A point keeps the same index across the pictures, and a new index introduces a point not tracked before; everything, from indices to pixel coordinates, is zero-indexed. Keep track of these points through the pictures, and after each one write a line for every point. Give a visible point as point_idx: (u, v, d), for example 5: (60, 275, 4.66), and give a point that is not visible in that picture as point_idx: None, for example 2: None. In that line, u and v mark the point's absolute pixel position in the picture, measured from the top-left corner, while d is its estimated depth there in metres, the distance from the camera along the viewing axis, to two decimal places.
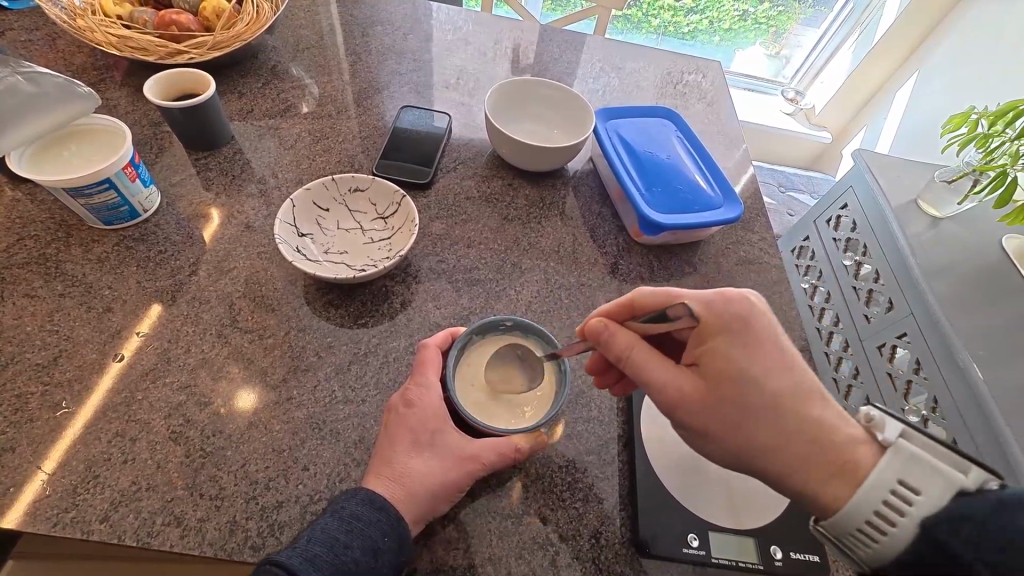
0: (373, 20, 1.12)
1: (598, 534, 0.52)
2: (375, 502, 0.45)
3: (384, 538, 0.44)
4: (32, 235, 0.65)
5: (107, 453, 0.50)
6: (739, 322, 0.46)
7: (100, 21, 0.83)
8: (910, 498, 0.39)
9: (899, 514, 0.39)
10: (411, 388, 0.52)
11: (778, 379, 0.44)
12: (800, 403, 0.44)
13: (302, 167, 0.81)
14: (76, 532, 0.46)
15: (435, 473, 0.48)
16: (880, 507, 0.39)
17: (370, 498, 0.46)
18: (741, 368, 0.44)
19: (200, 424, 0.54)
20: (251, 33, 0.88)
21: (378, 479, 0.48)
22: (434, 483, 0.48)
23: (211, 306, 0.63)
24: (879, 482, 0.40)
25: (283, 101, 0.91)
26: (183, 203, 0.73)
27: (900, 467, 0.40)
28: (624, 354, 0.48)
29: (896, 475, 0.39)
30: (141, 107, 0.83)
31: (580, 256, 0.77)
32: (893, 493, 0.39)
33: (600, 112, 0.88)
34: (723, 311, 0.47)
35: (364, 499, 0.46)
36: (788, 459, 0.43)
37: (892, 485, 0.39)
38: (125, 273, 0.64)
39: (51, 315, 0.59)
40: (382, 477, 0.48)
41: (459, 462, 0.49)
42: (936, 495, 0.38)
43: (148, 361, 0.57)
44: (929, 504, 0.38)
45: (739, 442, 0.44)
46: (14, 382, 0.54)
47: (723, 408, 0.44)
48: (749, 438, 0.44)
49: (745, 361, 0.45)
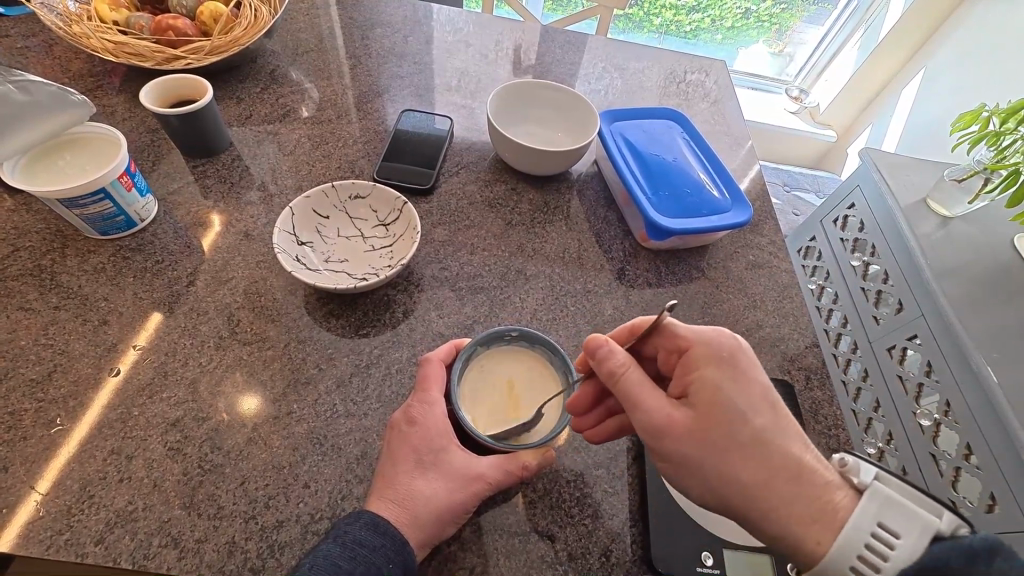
0: (373, 23, 1.10)
1: (608, 551, 0.50)
2: (379, 526, 0.44)
3: (387, 563, 0.43)
4: (27, 246, 0.64)
5: (102, 472, 0.49)
6: (724, 351, 0.46)
7: (96, 28, 0.82)
8: (890, 543, 0.38)
9: (881, 560, 0.38)
10: (413, 404, 0.51)
11: (757, 414, 0.43)
12: (778, 444, 0.42)
13: (302, 173, 0.80)
14: (70, 555, 0.45)
15: (440, 494, 0.47)
16: (863, 551, 0.39)
17: (374, 521, 0.44)
18: (723, 397, 0.43)
19: (198, 441, 0.52)
20: (249, 38, 0.87)
21: (381, 501, 0.46)
22: (438, 504, 0.46)
23: (209, 317, 0.61)
24: (859, 528, 0.39)
25: (282, 106, 0.90)
26: (181, 211, 0.72)
27: (878, 509, 0.39)
28: (620, 374, 0.45)
29: (875, 519, 0.39)
30: (138, 113, 0.82)
31: (586, 262, 0.76)
32: (874, 536, 0.38)
33: (604, 114, 0.87)
34: (709, 342, 0.46)
35: (367, 522, 0.44)
36: (754, 493, 0.41)
37: (873, 529, 0.39)
38: (121, 284, 0.63)
39: (46, 328, 0.58)
40: (385, 499, 0.46)
41: (465, 482, 0.47)
42: (913, 543, 0.38)
43: (145, 375, 0.56)
44: (907, 550, 0.37)
45: (721, 482, 0.42)
46: (9, 398, 0.52)
47: (702, 437, 0.42)
48: (720, 468, 0.42)
49: (732, 392, 0.43)
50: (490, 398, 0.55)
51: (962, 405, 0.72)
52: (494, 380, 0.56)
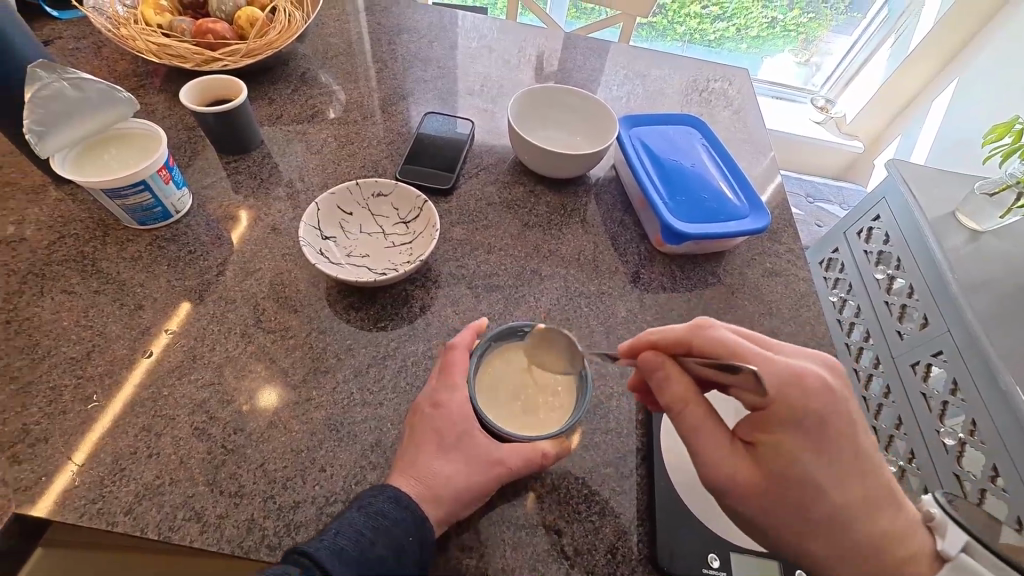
0: (400, 29, 1.14)
1: (614, 549, 0.51)
2: (401, 501, 0.45)
3: (407, 537, 0.44)
4: (72, 234, 0.68)
5: (134, 447, 0.52)
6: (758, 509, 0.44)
7: (141, 31, 0.87)
8: None
9: None
10: (438, 388, 0.53)
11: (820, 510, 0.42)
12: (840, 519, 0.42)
13: (327, 171, 0.83)
14: (102, 523, 0.47)
15: (463, 475, 0.48)
16: None
17: (396, 496, 0.46)
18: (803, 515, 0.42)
19: (223, 422, 0.55)
20: (282, 41, 0.90)
21: (403, 479, 0.48)
22: (459, 485, 0.48)
23: (236, 305, 0.64)
24: None
25: (311, 107, 0.93)
26: (214, 205, 0.75)
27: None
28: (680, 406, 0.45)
29: None
30: (176, 111, 0.86)
31: (600, 265, 0.77)
32: None
33: (624, 120, 0.88)
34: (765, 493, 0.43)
35: (391, 497, 0.46)
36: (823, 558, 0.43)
37: None
38: (156, 271, 0.66)
39: (87, 310, 0.61)
40: (407, 477, 0.48)
41: (488, 467, 0.48)
42: None
43: (176, 357, 0.59)
44: None
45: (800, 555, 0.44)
46: (51, 374, 0.56)
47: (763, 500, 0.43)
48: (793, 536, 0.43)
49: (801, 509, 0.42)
50: (509, 392, 0.56)
51: (989, 426, 0.69)
52: (509, 382, 0.56)
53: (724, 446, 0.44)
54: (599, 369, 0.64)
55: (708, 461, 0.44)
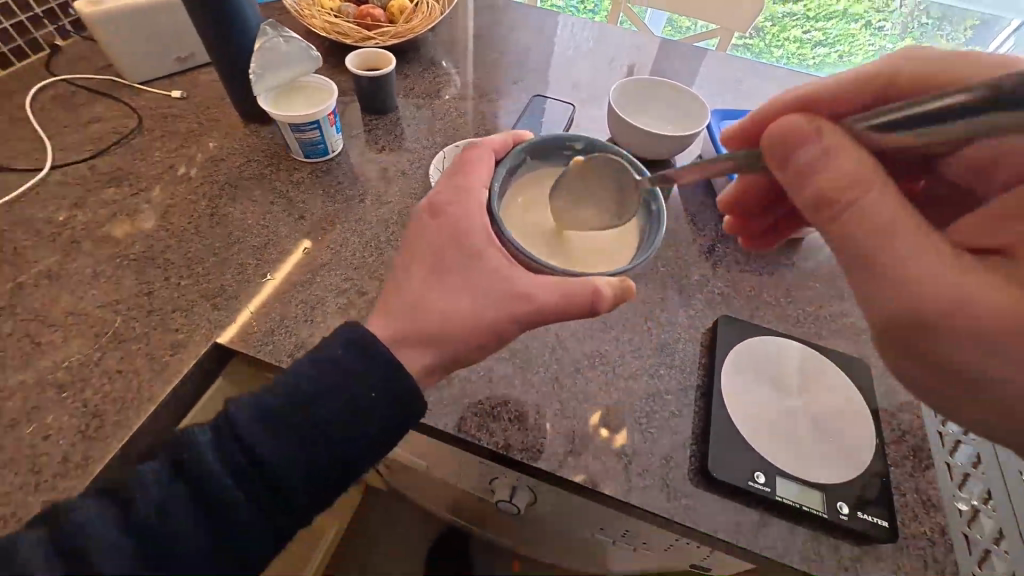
0: (516, 27, 1.29)
1: (668, 456, 0.59)
2: (357, 346, 0.49)
3: (349, 388, 0.47)
4: (255, 159, 0.87)
5: (295, 313, 0.67)
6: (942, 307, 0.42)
7: (316, 11, 1.08)
8: None
9: None
10: (452, 206, 0.59)
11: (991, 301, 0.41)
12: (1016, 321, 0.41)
13: (447, 135, 0.97)
14: (274, 360, 0.62)
15: (463, 304, 0.53)
16: None
17: (348, 336, 0.49)
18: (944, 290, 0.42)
19: (359, 307, 0.69)
20: (422, 26, 1.07)
21: (389, 327, 0.52)
22: (460, 316, 0.52)
23: (372, 226, 0.79)
24: None
25: (437, 85, 1.09)
26: (357, 151, 0.92)
27: None
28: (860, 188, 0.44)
29: None
30: (333, 77, 1.05)
31: (678, 236, 0.84)
32: None
33: (715, 114, 0.96)
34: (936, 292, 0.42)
35: (354, 340, 0.49)
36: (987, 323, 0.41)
37: None
38: (314, 194, 0.83)
39: (265, 214, 0.79)
40: (382, 322, 0.53)
41: (505, 294, 0.53)
42: None
43: (326, 256, 0.74)
44: None
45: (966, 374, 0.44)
46: (239, 255, 0.73)
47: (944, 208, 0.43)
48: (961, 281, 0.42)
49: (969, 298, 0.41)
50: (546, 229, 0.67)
51: None
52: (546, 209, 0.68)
53: (948, 267, 0.42)
54: (669, 319, 0.72)
55: (912, 266, 0.42)
